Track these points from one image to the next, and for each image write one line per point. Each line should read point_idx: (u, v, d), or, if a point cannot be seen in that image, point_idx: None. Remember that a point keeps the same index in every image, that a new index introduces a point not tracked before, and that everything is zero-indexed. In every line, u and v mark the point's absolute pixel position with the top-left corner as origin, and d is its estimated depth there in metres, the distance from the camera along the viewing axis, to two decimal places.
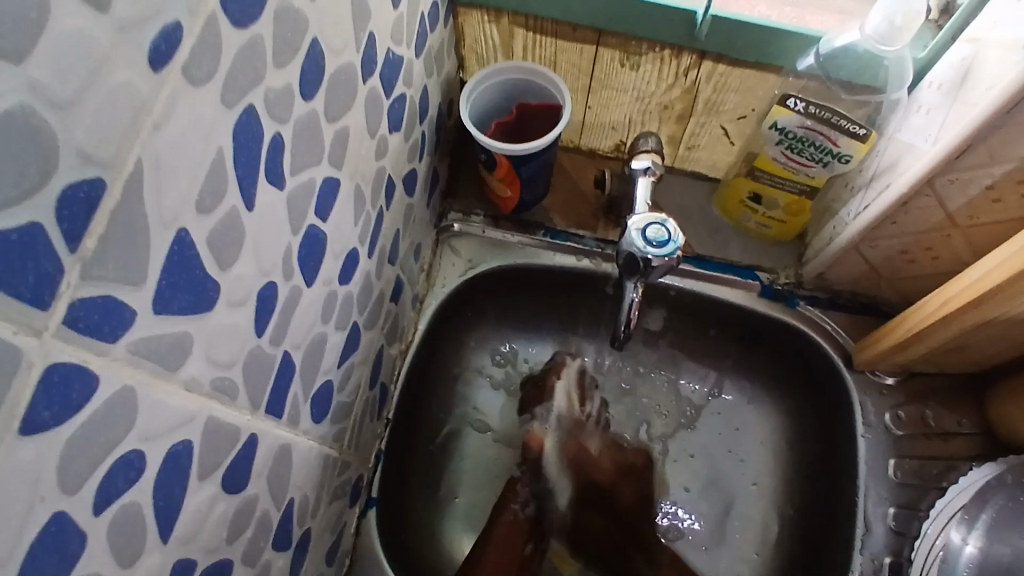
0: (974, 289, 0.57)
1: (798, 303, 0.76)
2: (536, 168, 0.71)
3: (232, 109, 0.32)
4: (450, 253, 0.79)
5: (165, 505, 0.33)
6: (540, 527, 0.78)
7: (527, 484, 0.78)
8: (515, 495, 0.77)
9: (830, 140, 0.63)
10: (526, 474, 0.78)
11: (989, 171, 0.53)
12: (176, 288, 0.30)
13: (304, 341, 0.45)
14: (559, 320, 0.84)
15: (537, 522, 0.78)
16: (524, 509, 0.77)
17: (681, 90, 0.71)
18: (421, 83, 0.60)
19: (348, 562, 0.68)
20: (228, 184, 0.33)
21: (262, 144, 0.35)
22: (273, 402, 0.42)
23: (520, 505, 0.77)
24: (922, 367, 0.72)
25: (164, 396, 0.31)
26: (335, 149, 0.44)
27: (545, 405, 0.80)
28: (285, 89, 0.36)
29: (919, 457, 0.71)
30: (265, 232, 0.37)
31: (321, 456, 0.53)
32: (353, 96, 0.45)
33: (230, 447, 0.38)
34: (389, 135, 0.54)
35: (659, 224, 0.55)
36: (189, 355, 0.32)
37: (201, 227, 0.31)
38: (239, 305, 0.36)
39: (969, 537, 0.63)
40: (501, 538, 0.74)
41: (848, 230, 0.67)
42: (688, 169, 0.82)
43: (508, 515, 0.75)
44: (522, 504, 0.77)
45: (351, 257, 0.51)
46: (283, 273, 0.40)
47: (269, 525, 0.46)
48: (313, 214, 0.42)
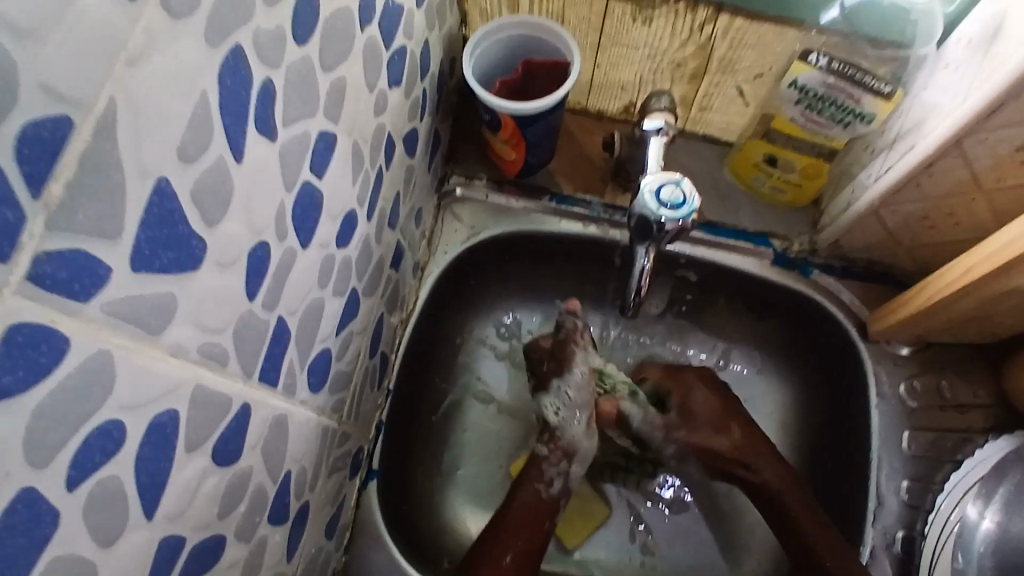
0: (999, 255, 0.55)
1: (812, 271, 0.74)
2: (542, 130, 0.68)
3: (220, 48, 0.29)
4: (452, 219, 0.76)
5: (150, 479, 0.31)
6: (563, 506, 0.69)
7: (555, 463, 0.70)
8: (540, 473, 0.69)
9: (853, 99, 0.60)
10: (551, 450, 0.70)
11: (1020, 130, 0.50)
12: (157, 245, 0.28)
13: (300, 307, 0.43)
14: (565, 289, 0.81)
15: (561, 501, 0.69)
16: (549, 488, 0.68)
17: (695, 46, 0.69)
18: (423, 37, 0.57)
19: (347, 534, 0.67)
20: (215, 133, 0.30)
21: (252, 90, 0.32)
22: (267, 370, 0.40)
23: (546, 484, 0.69)
24: (940, 338, 0.70)
25: (147, 363, 0.29)
26: (332, 101, 0.41)
27: (562, 377, 0.72)
28: (278, 31, 0.33)
29: (933, 430, 0.69)
30: (257, 188, 0.34)
31: (320, 428, 0.51)
32: (351, 44, 0.42)
33: (220, 418, 0.35)
34: (390, 90, 0.51)
35: (673, 185, 0.52)
36: (174, 318, 0.30)
37: (184, 178, 0.28)
38: (230, 266, 0.33)
39: (985, 512, 0.63)
40: (524, 505, 0.67)
41: (868, 194, 0.64)
42: (701, 133, 0.78)
43: (535, 488, 0.68)
44: (548, 484, 0.69)
45: (349, 219, 0.48)
46: (277, 233, 0.37)
47: (264, 499, 0.44)
48: (308, 171, 0.39)
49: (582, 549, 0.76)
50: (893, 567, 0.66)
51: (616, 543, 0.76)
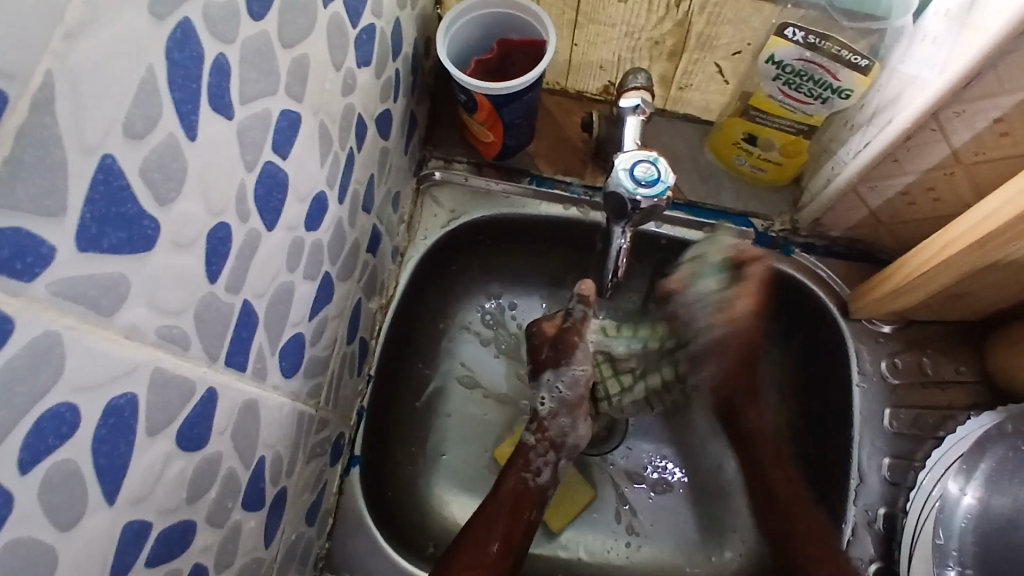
0: (978, 230, 0.55)
1: (793, 251, 0.74)
2: (518, 111, 0.67)
3: (163, 22, 0.28)
4: (432, 203, 0.75)
5: (109, 463, 0.30)
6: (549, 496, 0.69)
7: (543, 452, 0.70)
8: (527, 463, 0.69)
9: (830, 74, 0.59)
10: (538, 440, 0.70)
11: (998, 103, 0.50)
12: (105, 224, 0.27)
13: (267, 291, 0.42)
14: (547, 272, 0.80)
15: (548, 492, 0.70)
16: (537, 478, 0.69)
17: (673, 22, 0.68)
18: (393, 16, 0.56)
19: (330, 522, 0.66)
20: (163, 109, 0.29)
21: (204, 65, 0.31)
22: (234, 354, 0.39)
23: (533, 473, 0.69)
24: (922, 315, 0.70)
25: (100, 345, 0.28)
26: (294, 80, 0.40)
27: (559, 368, 0.72)
28: (229, 5, 0.32)
29: (916, 407, 0.70)
30: (214, 168, 0.33)
31: (295, 413, 0.51)
32: (312, 22, 0.41)
33: (184, 402, 0.35)
34: (358, 70, 0.50)
35: (648, 163, 0.51)
36: (128, 299, 0.29)
37: (130, 157, 0.28)
38: (187, 247, 0.33)
39: (967, 487, 0.61)
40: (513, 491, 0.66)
41: (848, 171, 0.63)
42: (681, 112, 0.77)
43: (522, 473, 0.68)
44: (536, 473, 0.69)
45: (318, 201, 0.47)
46: (238, 215, 0.37)
47: (237, 485, 0.43)
48: (270, 150, 0.39)
49: (568, 532, 0.76)
50: (876, 544, 0.67)
51: (602, 525, 0.76)
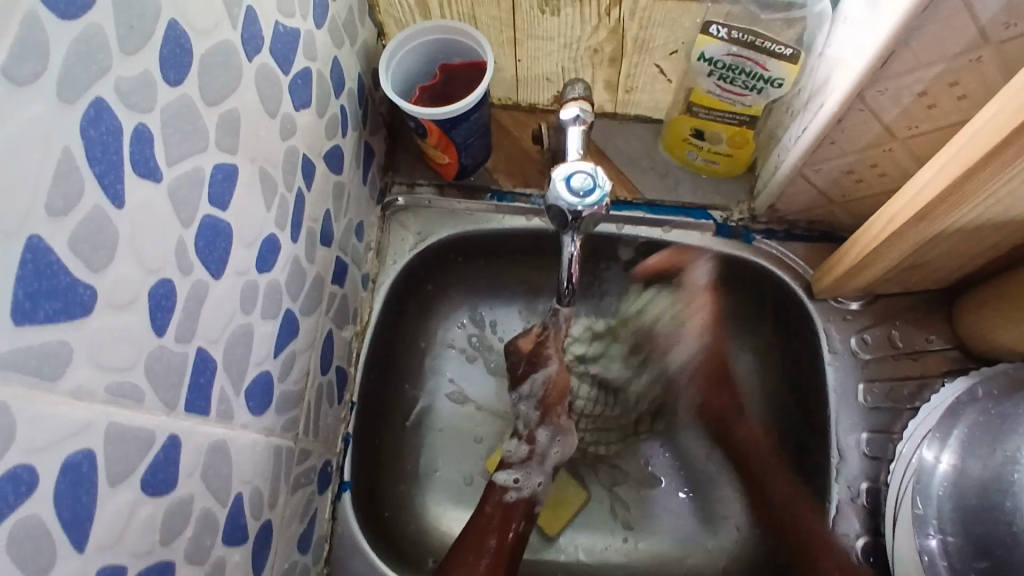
0: (917, 203, 0.56)
1: (755, 238, 0.75)
2: (468, 131, 0.69)
3: (74, 104, 0.30)
4: (399, 228, 0.77)
5: (73, 515, 0.32)
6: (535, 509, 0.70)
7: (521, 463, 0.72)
8: (503, 485, 0.69)
9: (759, 65, 0.61)
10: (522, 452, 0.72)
11: (918, 77, 0.51)
12: (39, 297, 0.29)
13: (223, 335, 0.44)
14: (519, 282, 0.82)
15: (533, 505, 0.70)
16: (517, 490, 0.70)
17: (607, 31, 0.70)
18: (330, 56, 0.58)
19: (326, 548, 0.68)
20: (87, 184, 0.31)
21: (124, 137, 0.33)
22: (194, 400, 0.41)
23: (510, 492, 0.69)
24: (884, 289, 0.71)
25: (48, 408, 0.30)
26: (224, 134, 0.42)
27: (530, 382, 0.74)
28: (143, 76, 0.34)
29: (890, 380, 0.71)
30: (147, 229, 0.36)
31: (270, 447, 0.53)
32: (238, 77, 0.43)
33: (145, 451, 0.37)
34: (297, 113, 0.52)
35: (586, 173, 0.53)
36: (72, 363, 0.32)
37: (56, 233, 0.30)
38: (127, 306, 0.35)
39: (942, 454, 0.62)
40: (492, 518, 0.66)
41: (791, 156, 0.65)
42: (632, 114, 0.79)
43: (499, 497, 0.68)
44: (513, 488, 0.69)
45: (270, 243, 0.49)
46: (180, 269, 0.39)
47: (215, 522, 0.45)
48: (208, 204, 0.41)
49: (566, 534, 0.76)
50: (862, 518, 0.68)
51: (597, 526, 0.76)
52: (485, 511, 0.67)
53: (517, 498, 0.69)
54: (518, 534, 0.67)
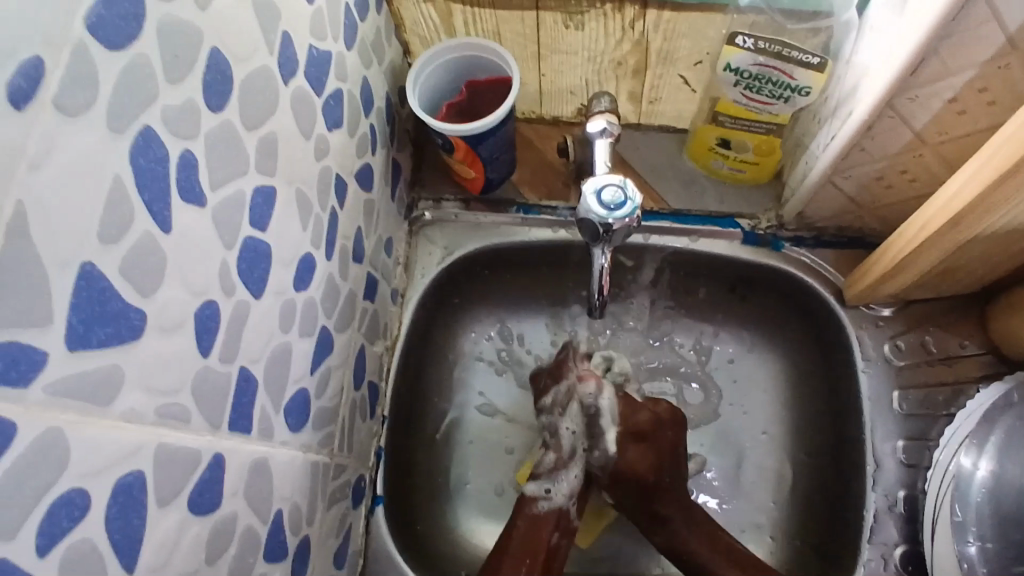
0: (949, 208, 0.55)
1: (784, 246, 0.75)
2: (494, 145, 0.70)
3: (124, 134, 0.31)
4: (426, 242, 0.78)
5: (125, 536, 0.33)
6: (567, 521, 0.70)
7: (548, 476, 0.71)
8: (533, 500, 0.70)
9: (786, 74, 0.61)
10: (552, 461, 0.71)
11: (949, 82, 0.50)
12: (92, 323, 0.30)
13: (264, 354, 0.45)
14: (546, 294, 0.82)
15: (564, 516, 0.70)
16: (546, 501, 0.70)
17: (631, 43, 0.70)
18: (359, 76, 0.59)
19: (361, 562, 0.69)
20: (136, 212, 0.32)
21: (169, 164, 0.34)
22: (236, 420, 0.42)
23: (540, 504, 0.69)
24: (918, 294, 0.70)
25: (102, 431, 0.31)
26: (263, 157, 0.43)
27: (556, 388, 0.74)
28: (187, 104, 0.35)
29: (924, 386, 0.70)
30: (191, 252, 0.36)
31: (308, 464, 0.53)
32: (275, 101, 0.44)
33: (190, 471, 0.38)
34: (330, 133, 0.53)
35: (616, 186, 0.54)
36: (123, 387, 0.32)
37: (107, 261, 0.31)
38: (174, 329, 0.35)
39: (980, 460, 0.62)
40: (525, 534, 0.67)
41: (819, 163, 0.64)
42: (656, 124, 0.80)
43: (531, 510, 0.69)
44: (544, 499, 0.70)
45: (306, 262, 0.50)
46: (224, 290, 0.40)
47: (257, 540, 0.46)
48: (248, 226, 0.42)
49: (599, 544, 0.76)
50: (899, 527, 0.67)
51: (628, 538, 0.76)
52: (518, 526, 0.68)
53: (547, 510, 0.69)
54: (550, 546, 0.68)
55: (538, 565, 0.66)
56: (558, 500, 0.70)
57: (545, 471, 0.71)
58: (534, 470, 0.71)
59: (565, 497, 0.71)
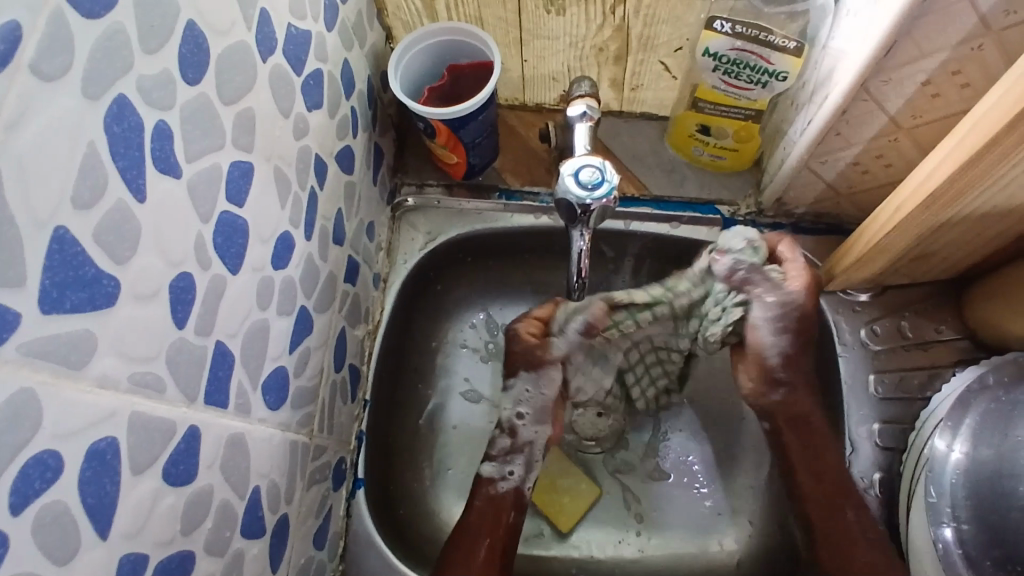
0: (920, 192, 0.56)
1: (762, 232, 0.76)
2: (476, 130, 0.70)
3: (99, 100, 0.31)
4: (409, 228, 0.78)
5: (98, 503, 0.33)
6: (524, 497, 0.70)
7: (500, 454, 0.71)
8: (492, 481, 0.70)
9: (763, 59, 0.62)
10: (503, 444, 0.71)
11: (922, 66, 0.51)
12: (65, 287, 0.30)
13: (240, 329, 0.45)
14: (529, 280, 0.82)
15: (522, 492, 0.70)
16: (504, 481, 0.70)
17: (612, 29, 0.71)
18: (340, 59, 0.59)
19: (341, 544, 0.69)
20: (110, 179, 0.32)
21: (145, 133, 0.34)
22: (213, 392, 0.42)
23: (497, 485, 0.69)
24: (892, 279, 0.71)
25: (75, 395, 0.31)
26: (240, 132, 0.43)
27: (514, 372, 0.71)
28: (163, 75, 0.35)
29: (899, 370, 0.71)
30: (166, 224, 0.37)
31: (286, 442, 0.53)
32: (253, 76, 0.44)
33: (165, 442, 0.38)
34: (310, 113, 0.53)
35: (594, 167, 0.54)
36: (97, 352, 0.32)
37: (82, 226, 0.31)
38: (149, 298, 0.36)
39: (954, 443, 0.62)
40: (481, 512, 0.67)
41: (797, 148, 0.65)
42: (639, 111, 0.80)
43: (489, 490, 0.69)
44: (501, 481, 0.70)
45: (284, 240, 0.50)
46: (199, 263, 0.40)
47: (233, 514, 0.46)
48: (225, 201, 0.42)
49: (577, 531, 0.76)
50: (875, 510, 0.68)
51: (609, 523, 0.76)
52: (476, 504, 0.68)
53: (502, 491, 0.69)
54: (510, 524, 0.68)
55: (500, 534, 0.67)
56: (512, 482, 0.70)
57: (501, 451, 0.71)
58: (489, 453, 0.71)
59: (521, 478, 0.71)
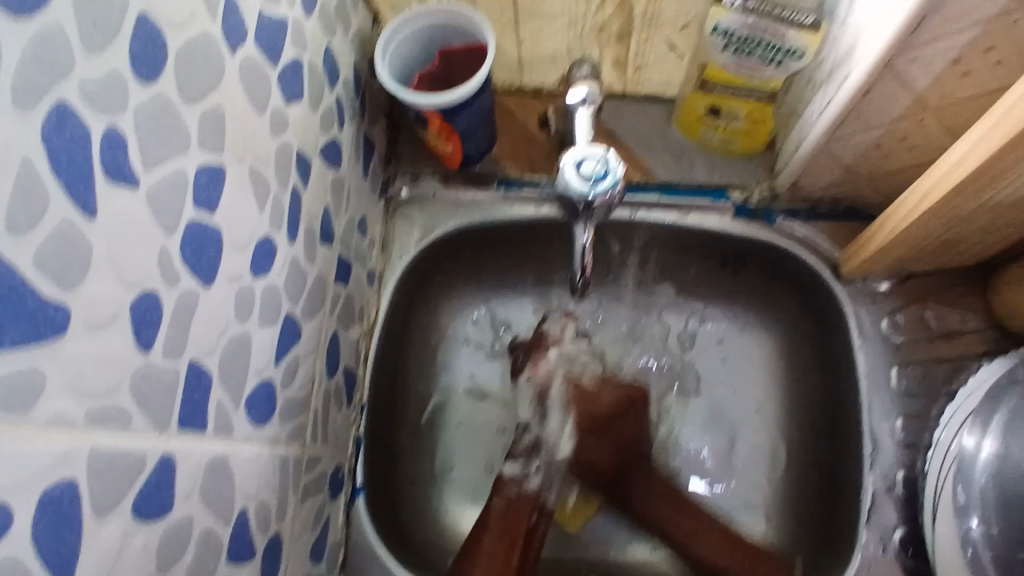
0: (950, 178, 0.52)
1: (777, 218, 0.72)
2: (472, 117, 0.66)
3: (33, 108, 0.28)
4: (404, 222, 0.75)
5: (57, 551, 0.30)
6: (545, 502, 0.69)
7: (520, 459, 0.71)
8: (516, 480, 0.69)
9: (777, 36, 0.57)
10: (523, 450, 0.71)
11: (951, 43, 0.47)
12: (4, 320, 0.27)
13: (217, 346, 0.42)
14: (530, 273, 0.79)
15: (542, 497, 0.70)
16: (529, 482, 0.69)
17: (614, 7, 0.66)
18: (321, 46, 0.55)
19: (341, 555, 0.66)
20: (52, 195, 0.29)
21: (92, 142, 0.31)
22: (188, 417, 0.39)
23: (524, 481, 0.69)
24: (916, 266, 0.68)
25: (21, 440, 0.28)
26: (208, 133, 0.39)
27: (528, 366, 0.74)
28: (112, 75, 0.32)
29: (923, 363, 0.68)
30: (124, 239, 0.33)
31: (276, 458, 0.51)
32: (220, 70, 0.40)
33: (135, 476, 0.35)
34: (288, 106, 0.49)
35: (597, 158, 0.50)
36: (47, 389, 0.29)
37: (20, 251, 0.27)
38: (107, 323, 0.32)
39: (983, 440, 0.59)
40: (504, 511, 0.66)
41: (814, 130, 0.61)
42: (642, 93, 0.77)
43: (510, 489, 0.68)
44: (527, 478, 0.70)
45: (265, 247, 0.47)
46: (165, 279, 0.36)
47: (218, 542, 0.43)
48: (193, 208, 0.38)
49: (587, 531, 0.73)
50: (899, 509, 0.65)
51: (618, 526, 0.73)
52: (497, 503, 0.67)
53: (523, 491, 0.68)
54: (529, 527, 0.66)
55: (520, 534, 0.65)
56: (537, 481, 0.70)
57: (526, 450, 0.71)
58: (511, 450, 0.72)
59: (543, 485, 0.70)
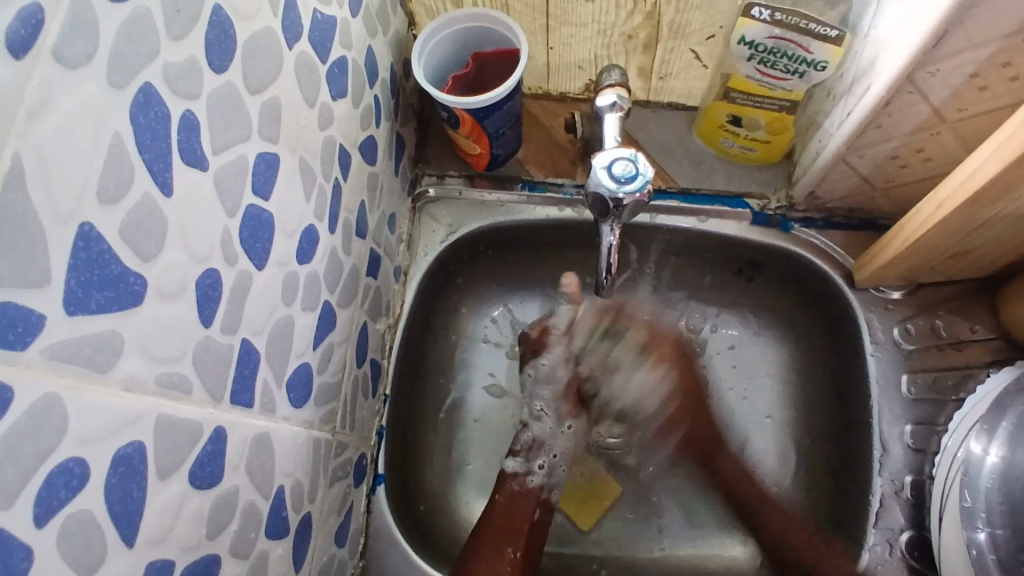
0: (965, 188, 0.54)
1: (793, 226, 0.74)
2: (500, 120, 0.68)
3: (124, 89, 0.30)
4: (429, 220, 0.77)
5: (123, 508, 0.32)
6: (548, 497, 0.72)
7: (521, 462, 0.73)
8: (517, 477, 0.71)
9: (802, 48, 0.60)
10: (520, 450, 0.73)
11: (970, 58, 0.49)
12: (90, 286, 0.29)
13: (266, 326, 0.44)
14: (550, 273, 0.81)
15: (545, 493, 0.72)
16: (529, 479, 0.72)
17: (643, 16, 0.69)
18: (364, 46, 0.57)
19: (362, 541, 0.67)
20: (136, 171, 0.31)
21: (171, 124, 0.33)
22: (238, 392, 0.41)
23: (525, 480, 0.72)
24: (928, 276, 0.69)
25: (100, 399, 0.30)
26: (266, 123, 0.41)
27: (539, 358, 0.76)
28: (189, 63, 0.34)
29: (932, 370, 0.69)
30: (192, 216, 0.35)
31: (310, 440, 0.52)
32: (279, 64, 0.42)
33: (192, 443, 0.37)
34: (334, 102, 0.51)
35: (627, 160, 0.53)
36: (122, 354, 0.31)
37: (107, 222, 0.29)
38: (175, 296, 0.34)
39: (990, 446, 0.60)
40: (505, 508, 0.69)
41: (833, 140, 0.63)
42: (665, 101, 0.79)
43: (512, 486, 0.70)
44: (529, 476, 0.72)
45: (309, 235, 0.49)
46: (225, 258, 0.38)
47: (258, 515, 0.45)
48: (251, 194, 0.40)
49: (598, 528, 0.75)
50: (906, 513, 0.66)
51: (629, 522, 0.75)
52: (500, 501, 0.69)
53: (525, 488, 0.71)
54: (532, 522, 0.69)
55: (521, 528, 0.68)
56: (539, 479, 0.73)
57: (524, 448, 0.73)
58: (512, 448, 0.73)
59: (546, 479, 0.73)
